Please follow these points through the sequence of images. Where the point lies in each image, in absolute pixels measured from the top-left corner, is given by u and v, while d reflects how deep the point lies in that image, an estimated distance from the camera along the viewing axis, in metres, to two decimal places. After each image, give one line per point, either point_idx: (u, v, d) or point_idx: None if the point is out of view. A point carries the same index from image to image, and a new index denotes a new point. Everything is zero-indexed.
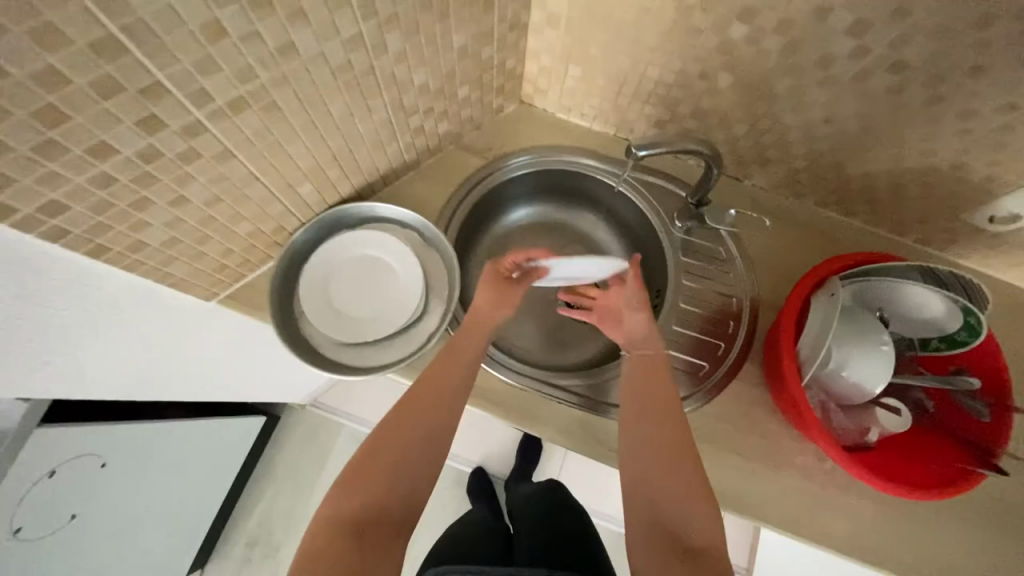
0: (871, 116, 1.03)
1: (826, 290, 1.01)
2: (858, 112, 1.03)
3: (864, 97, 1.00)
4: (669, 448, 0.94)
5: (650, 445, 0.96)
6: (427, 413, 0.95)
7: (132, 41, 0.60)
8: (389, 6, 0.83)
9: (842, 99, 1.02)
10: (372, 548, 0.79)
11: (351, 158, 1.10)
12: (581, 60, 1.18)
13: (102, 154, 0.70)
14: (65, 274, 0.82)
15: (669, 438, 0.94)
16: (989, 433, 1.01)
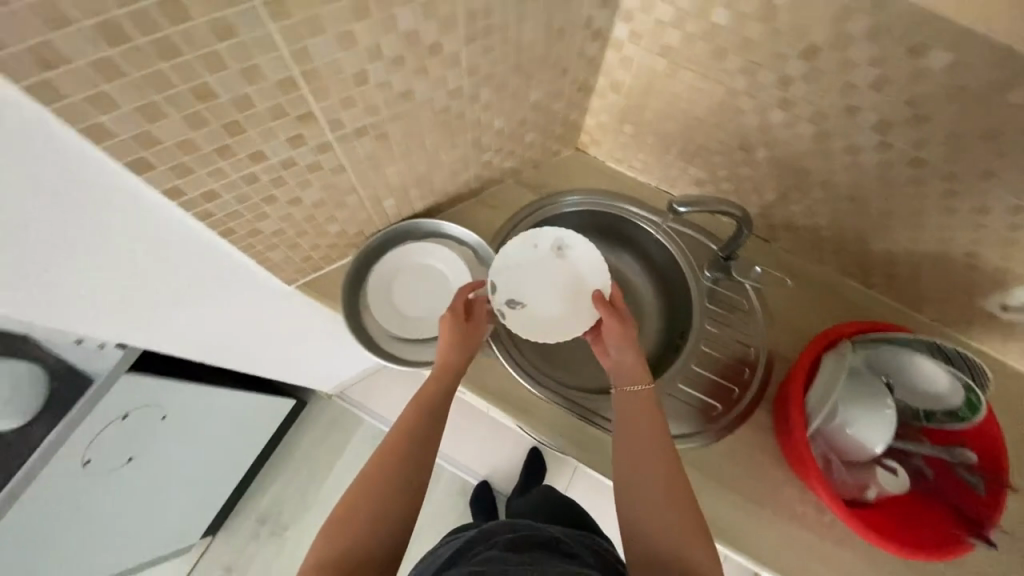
0: (892, 201, 1.15)
1: (837, 350, 1.11)
2: (880, 196, 1.16)
3: (886, 184, 1.12)
4: (638, 492, 1.00)
5: (625, 487, 1.02)
6: (408, 447, 1.05)
7: (305, 80, 0.80)
8: (488, 66, 1.02)
9: (867, 183, 1.15)
10: None
11: (429, 180, 1.28)
12: (636, 122, 1.35)
13: (257, 159, 0.89)
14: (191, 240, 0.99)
15: (639, 484, 1.00)
16: (984, 506, 1.08)
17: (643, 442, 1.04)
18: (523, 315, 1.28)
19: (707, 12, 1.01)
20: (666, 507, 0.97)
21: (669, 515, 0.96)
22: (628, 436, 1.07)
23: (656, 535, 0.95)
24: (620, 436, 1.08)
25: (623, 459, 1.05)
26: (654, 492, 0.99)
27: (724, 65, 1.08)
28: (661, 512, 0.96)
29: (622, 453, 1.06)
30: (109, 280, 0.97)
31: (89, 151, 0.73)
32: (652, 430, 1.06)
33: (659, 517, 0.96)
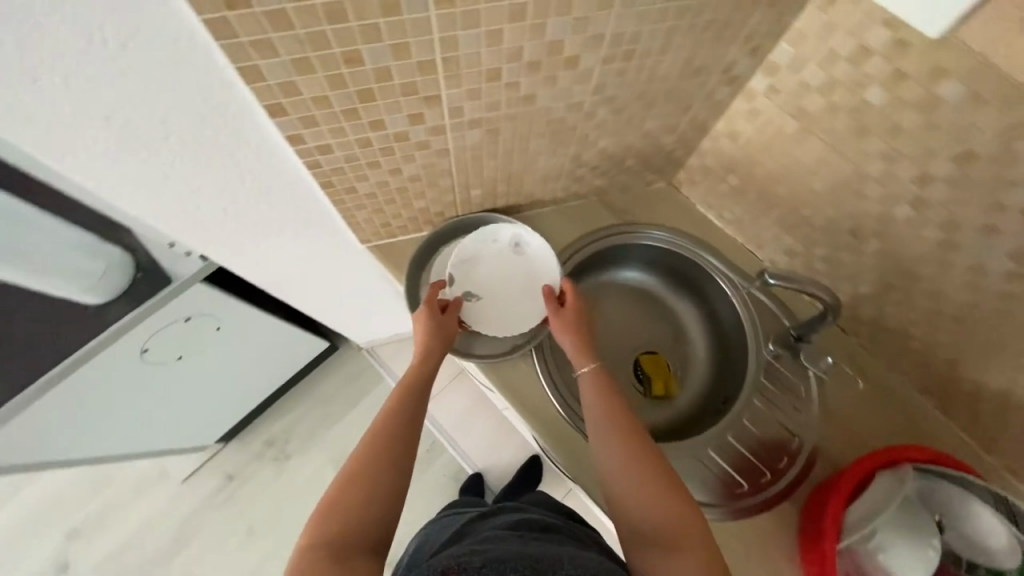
0: (1005, 335, 1.05)
1: (895, 473, 1.05)
2: (993, 326, 1.05)
3: (1005, 316, 1.02)
4: (615, 482, 0.99)
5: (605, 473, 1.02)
6: (397, 431, 1.05)
7: (443, 66, 0.82)
8: (614, 90, 1.00)
9: (982, 308, 1.04)
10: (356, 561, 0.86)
11: (520, 181, 1.28)
12: (742, 175, 1.29)
13: (375, 127, 0.93)
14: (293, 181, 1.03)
15: (618, 469, 1.00)
16: None
17: (606, 426, 1.06)
18: (480, 309, 1.30)
19: (862, 87, 0.94)
20: (644, 491, 0.95)
21: (649, 502, 0.94)
22: (596, 420, 1.08)
23: (642, 525, 0.93)
24: (592, 420, 1.09)
25: (598, 449, 1.05)
26: (628, 477, 0.98)
27: (862, 144, 1.01)
28: (637, 503, 0.95)
29: (596, 439, 1.06)
30: (211, 200, 1.03)
31: (236, 87, 0.77)
32: (611, 413, 1.08)
33: (637, 506, 0.95)
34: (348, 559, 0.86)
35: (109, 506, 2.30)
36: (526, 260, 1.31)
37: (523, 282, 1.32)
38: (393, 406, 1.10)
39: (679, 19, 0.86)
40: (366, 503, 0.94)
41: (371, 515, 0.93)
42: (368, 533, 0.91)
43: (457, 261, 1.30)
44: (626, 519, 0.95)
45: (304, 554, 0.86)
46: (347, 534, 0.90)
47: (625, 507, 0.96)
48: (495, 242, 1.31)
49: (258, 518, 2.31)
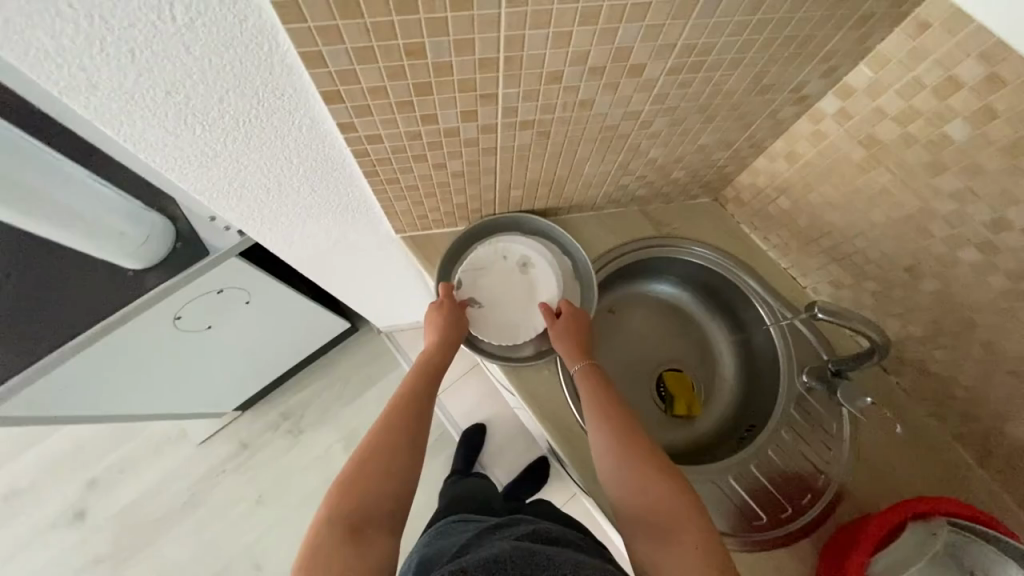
0: None
1: (927, 526, 1.00)
2: None
3: None
4: (611, 475, 1.00)
5: (603, 463, 1.03)
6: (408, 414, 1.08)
7: (505, 66, 0.80)
8: (675, 101, 0.97)
9: None
10: (366, 537, 0.88)
11: (562, 185, 1.25)
12: (794, 198, 1.24)
13: (427, 121, 0.91)
14: (337, 166, 1.03)
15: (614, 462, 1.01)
16: None
17: (598, 422, 1.08)
18: (478, 318, 1.32)
19: (944, 120, 0.88)
20: (641, 480, 0.97)
21: (649, 491, 0.95)
22: (592, 412, 1.10)
23: (641, 513, 0.94)
24: (589, 413, 1.10)
25: (594, 442, 1.06)
26: (625, 467, 0.99)
27: (935, 179, 0.95)
28: (636, 492, 0.96)
29: (593, 433, 1.08)
30: (257, 179, 1.03)
31: (297, 72, 0.76)
32: (604, 407, 1.10)
33: (634, 494, 0.96)
34: (363, 534, 0.88)
35: (128, 461, 2.39)
36: (532, 278, 1.34)
37: (525, 299, 1.34)
38: (408, 388, 1.14)
39: (757, 33, 0.81)
40: (380, 483, 0.95)
41: (384, 495, 0.95)
42: (380, 511, 0.93)
43: (467, 269, 1.32)
44: (624, 508, 0.97)
45: (318, 532, 0.87)
46: (360, 513, 0.91)
47: (623, 496, 0.97)
48: (504, 257, 1.32)
49: (268, 487, 2.36)
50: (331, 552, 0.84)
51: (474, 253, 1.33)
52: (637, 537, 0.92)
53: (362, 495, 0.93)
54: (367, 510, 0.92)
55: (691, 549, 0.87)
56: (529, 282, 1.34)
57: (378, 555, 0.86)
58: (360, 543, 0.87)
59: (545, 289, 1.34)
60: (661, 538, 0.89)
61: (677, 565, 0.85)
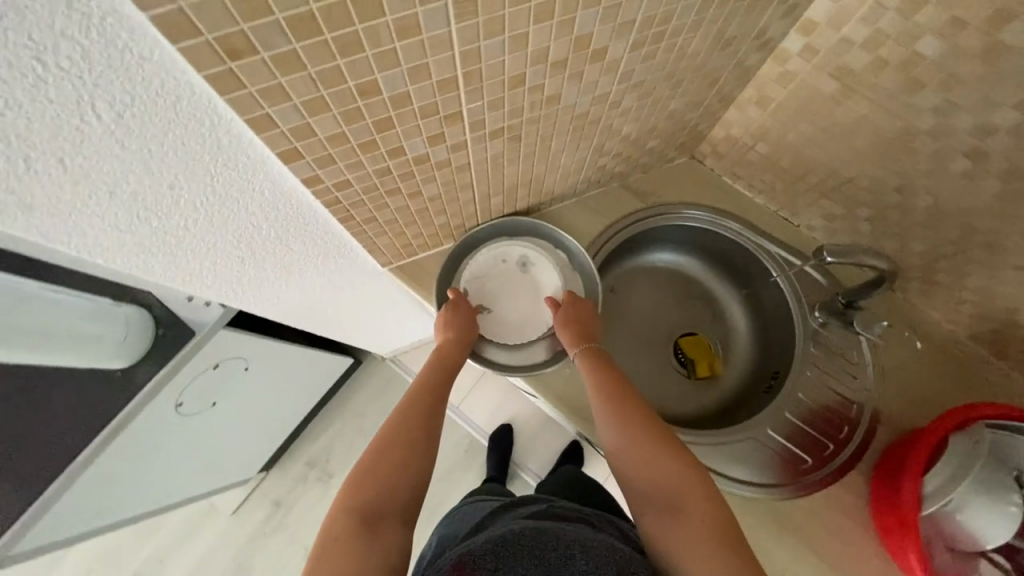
0: None
1: (969, 437, 1.01)
2: None
3: None
4: (619, 452, 0.99)
5: (609, 441, 1.02)
6: (412, 412, 1.05)
7: (465, 82, 0.74)
8: (641, 75, 0.93)
9: None
10: (380, 534, 0.86)
11: (540, 181, 1.21)
12: (773, 142, 1.22)
13: (393, 155, 0.85)
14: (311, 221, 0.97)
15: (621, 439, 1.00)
16: None
17: (602, 401, 1.06)
18: (487, 326, 1.30)
19: (913, 38, 0.86)
20: (651, 458, 0.95)
21: (658, 465, 0.94)
22: (598, 393, 1.08)
23: (651, 488, 0.93)
24: (593, 396, 1.08)
25: (602, 421, 1.04)
26: (633, 443, 0.98)
27: (912, 98, 0.94)
28: (648, 466, 0.95)
29: (599, 412, 1.06)
30: (225, 253, 0.96)
31: (243, 136, 0.69)
32: (611, 387, 1.08)
33: (644, 470, 0.95)
34: (375, 529, 0.86)
35: (164, 548, 2.33)
36: (534, 278, 1.32)
37: (530, 299, 1.32)
38: (417, 382, 1.11)
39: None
40: (391, 475, 0.94)
41: (398, 488, 0.93)
42: (393, 508, 0.90)
43: (468, 280, 1.29)
44: (635, 483, 0.95)
45: (329, 526, 0.86)
46: (375, 505, 0.89)
47: (633, 471, 0.96)
48: (503, 260, 1.30)
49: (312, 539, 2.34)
50: (345, 542, 0.83)
51: (472, 265, 1.30)
52: (647, 511, 0.91)
53: (377, 489, 0.92)
54: (379, 502, 0.90)
55: (699, 521, 0.86)
56: (531, 284, 1.32)
57: (391, 553, 0.84)
58: (377, 534, 0.86)
59: (548, 286, 1.31)
60: (670, 511, 0.88)
61: (686, 537, 0.84)
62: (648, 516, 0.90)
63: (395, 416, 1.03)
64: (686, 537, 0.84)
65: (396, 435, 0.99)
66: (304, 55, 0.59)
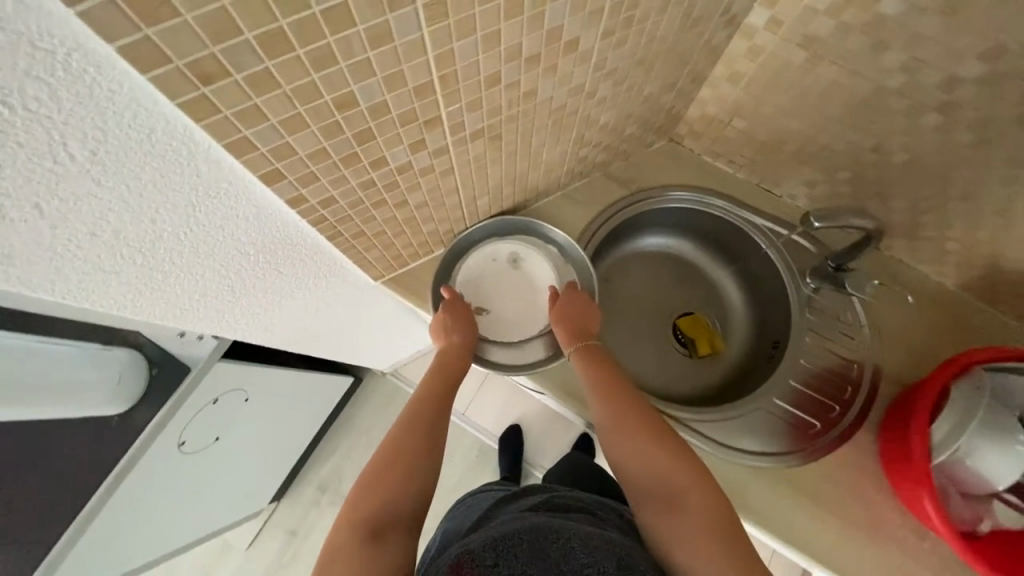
0: None
1: (971, 382, 1.03)
2: None
3: None
4: (619, 450, 1.00)
5: (610, 440, 1.03)
6: (411, 421, 1.04)
7: (442, 85, 0.74)
8: (614, 62, 0.93)
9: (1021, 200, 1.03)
10: (388, 543, 0.85)
11: (524, 178, 1.21)
12: (748, 116, 1.24)
13: (376, 166, 0.85)
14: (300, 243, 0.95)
15: (621, 437, 1.01)
16: None
17: (601, 400, 1.07)
18: (485, 326, 1.30)
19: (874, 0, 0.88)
20: (654, 456, 0.97)
21: (660, 463, 0.95)
22: (599, 394, 1.08)
23: (653, 485, 0.94)
24: (593, 396, 1.09)
25: (603, 421, 1.05)
26: (636, 442, 0.99)
27: (878, 59, 0.96)
28: (650, 464, 0.96)
29: (600, 413, 1.06)
30: (213, 284, 0.94)
31: (226, 163, 0.68)
32: (612, 388, 1.09)
33: (647, 468, 0.96)
34: (382, 537, 0.85)
35: None
36: (527, 274, 1.32)
37: (524, 295, 1.32)
38: (418, 392, 1.11)
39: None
40: (394, 483, 0.93)
41: (403, 495, 0.92)
42: (399, 516, 0.90)
43: (462, 283, 1.29)
44: (637, 480, 0.96)
45: (335, 536, 0.86)
46: (381, 514, 0.89)
47: (635, 470, 0.97)
48: (494, 260, 1.30)
49: None
50: (350, 550, 0.82)
51: (465, 268, 1.29)
52: (649, 507, 0.92)
53: (381, 498, 0.91)
54: (383, 510, 0.89)
55: (699, 515, 0.87)
56: (525, 280, 1.32)
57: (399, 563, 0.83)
58: (384, 541, 0.85)
59: (541, 280, 1.32)
60: (672, 505, 0.89)
61: (686, 531, 0.85)
62: (649, 512, 0.91)
63: (394, 427, 1.02)
64: (689, 532, 0.85)
65: (398, 448, 0.98)
66: (278, 72, 0.58)
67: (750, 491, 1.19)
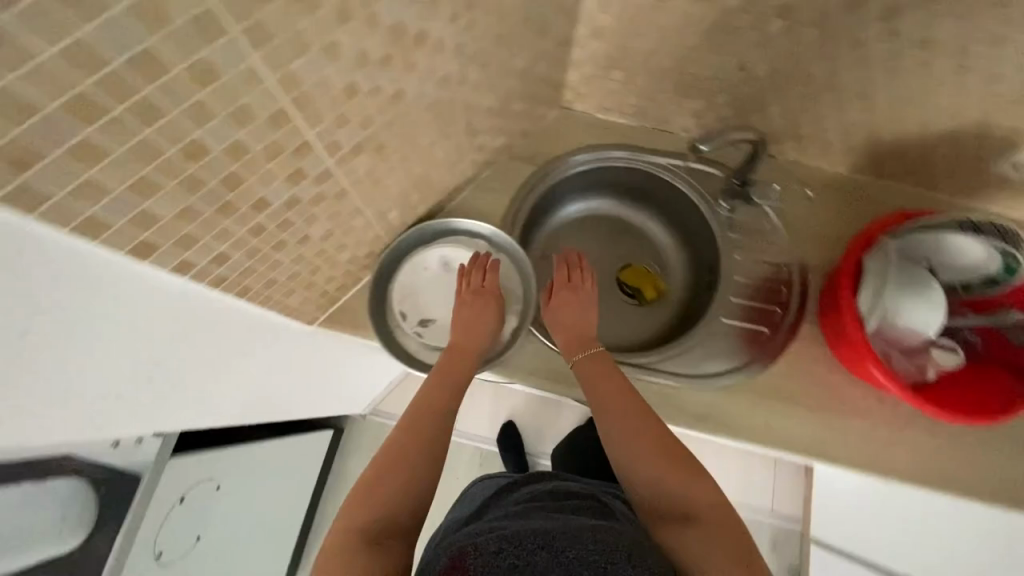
0: (901, 89, 1.12)
1: (878, 254, 1.12)
2: (889, 86, 1.12)
3: (894, 73, 1.09)
4: (634, 453, 1.01)
5: (618, 440, 1.04)
6: (406, 424, 1.04)
7: (296, 109, 0.72)
8: (473, 45, 0.93)
9: (873, 77, 1.12)
10: (387, 547, 0.87)
11: (429, 181, 1.20)
12: (622, 65, 1.28)
13: (260, 208, 0.81)
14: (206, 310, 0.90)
15: (634, 442, 1.02)
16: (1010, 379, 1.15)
17: (613, 407, 1.07)
18: (434, 334, 1.28)
19: None
20: (678, 482, 0.97)
21: (682, 488, 0.96)
22: (621, 413, 1.06)
23: (676, 505, 0.95)
24: (610, 418, 1.07)
25: (622, 439, 1.03)
26: (658, 466, 0.99)
27: None
28: (671, 486, 0.97)
29: (617, 431, 1.05)
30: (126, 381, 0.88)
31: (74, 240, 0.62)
32: (636, 410, 1.07)
33: (669, 490, 0.97)
34: (383, 543, 0.87)
35: None
36: (460, 272, 1.31)
37: None
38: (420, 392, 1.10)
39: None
40: (387, 487, 0.93)
41: (401, 499, 0.93)
42: (400, 522, 0.91)
43: (399, 301, 1.27)
44: (657, 500, 0.97)
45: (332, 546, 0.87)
46: (379, 520, 0.89)
47: (657, 491, 0.97)
48: (423, 269, 1.28)
49: None
50: (348, 555, 0.84)
51: (398, 286, 1.27)
52: (672, 522, 0.93)
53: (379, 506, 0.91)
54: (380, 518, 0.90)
55: (710, 529, 0.90)
56: (461, 280, 1.31)
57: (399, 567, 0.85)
58: (384, 541, 0.87)
59: (476, 274, 1.31)
60: (696, 525, 0.91)
61: (699, 543, 0.88)
62: (675, 529, 0.91)
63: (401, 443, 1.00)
64: (707, 548, 0.87)
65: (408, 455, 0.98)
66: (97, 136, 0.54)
67: (724, 410, 1.26)
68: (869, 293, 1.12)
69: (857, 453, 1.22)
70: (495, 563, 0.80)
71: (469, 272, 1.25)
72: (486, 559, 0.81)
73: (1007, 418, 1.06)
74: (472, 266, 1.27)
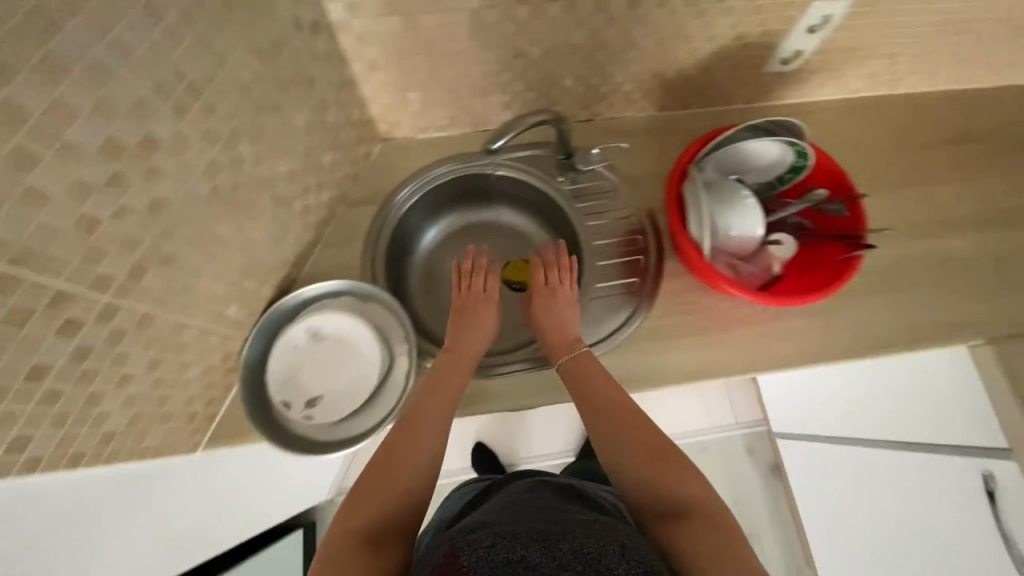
0: (656, 31, 1.21)
1: (689, 179, 1.21)
2: (646, 31, 1.20)
3: (643, 19, 1.17)
4: (619, 450, 0.98)
5: (611, 432, 1.01)
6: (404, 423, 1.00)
7: (22, 267, 0.65)
8: (225, 125, 0.92)
9: (629, 28, 1.19)
10: (387, 548, 0.81)
11: (260, 263, 1.16)
12: (412, 86, 1.31)
13: (39, 377, 0.73)
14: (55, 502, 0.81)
15: (620, 439, 1.00)
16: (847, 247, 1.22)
17: (605, 401, 1.06)
18: (330, 407, 1.23)
19: None
20: (675, 480, 0.93)
21: (676, 487, 0.92)
22: (607, 415, 1.04)
23: (671, 507, 0.89)
24: (597, 419, 1.04)
25: (613, 444, 0.99)
26: (650, 470, 0.95)
27: None
28: (667, 485, 0.93)
29: (606, 434, 1.01)
30: None
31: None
32: (622, 409, 1.04)
33: (664, 492, 0.92)
34: (382, 544, 0.81)
35: None
36: (332, 335, 1.27)
37: (345, 353, 1.27)
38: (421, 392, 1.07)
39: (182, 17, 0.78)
40: (388, 490, 0.89)
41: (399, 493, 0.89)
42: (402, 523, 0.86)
43: (279, 389, 1.21)
44: (654, 503, 0.91)
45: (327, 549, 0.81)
46: (373, 522, 0.84)
47: (652, 495, 0.92)
48: (292, 347, 1.23)
49: None
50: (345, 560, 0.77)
51: (272, 375, 1.21)
52: (670, 524, 0.86)
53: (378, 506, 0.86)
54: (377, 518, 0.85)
55: (705, 526, 0.84)
56: (337, 343, 1.27)
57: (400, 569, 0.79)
58: (379, 538, 0.82)
59: (348, 330, 1.28)
60: (694, 521, 0.85)
61: (696, 539, 0.82)
62: (676, 528, 0.85)
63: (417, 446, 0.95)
64: (701, 544, 0.81)
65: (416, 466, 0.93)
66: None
67: (626, 366, 1.30)
68: (699, 218, 1.18)
69: (748, 358, 1.29)
70: (485, 562, 0.69)
71: (471, 274, 1.23)
72: (476, 554, 0.71)
73: (846, 281, 1.15)
74: (472, 266, 1.25)
